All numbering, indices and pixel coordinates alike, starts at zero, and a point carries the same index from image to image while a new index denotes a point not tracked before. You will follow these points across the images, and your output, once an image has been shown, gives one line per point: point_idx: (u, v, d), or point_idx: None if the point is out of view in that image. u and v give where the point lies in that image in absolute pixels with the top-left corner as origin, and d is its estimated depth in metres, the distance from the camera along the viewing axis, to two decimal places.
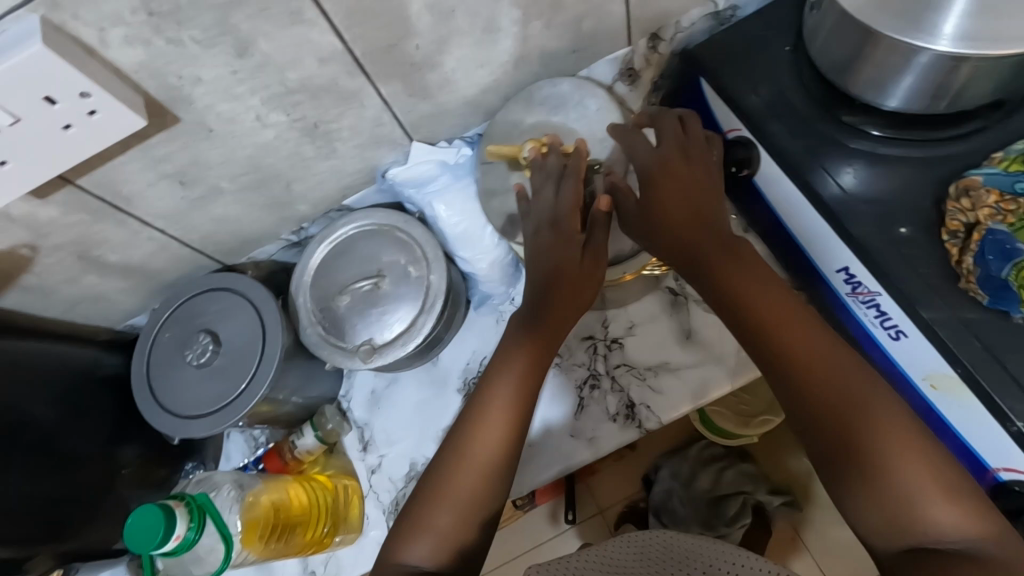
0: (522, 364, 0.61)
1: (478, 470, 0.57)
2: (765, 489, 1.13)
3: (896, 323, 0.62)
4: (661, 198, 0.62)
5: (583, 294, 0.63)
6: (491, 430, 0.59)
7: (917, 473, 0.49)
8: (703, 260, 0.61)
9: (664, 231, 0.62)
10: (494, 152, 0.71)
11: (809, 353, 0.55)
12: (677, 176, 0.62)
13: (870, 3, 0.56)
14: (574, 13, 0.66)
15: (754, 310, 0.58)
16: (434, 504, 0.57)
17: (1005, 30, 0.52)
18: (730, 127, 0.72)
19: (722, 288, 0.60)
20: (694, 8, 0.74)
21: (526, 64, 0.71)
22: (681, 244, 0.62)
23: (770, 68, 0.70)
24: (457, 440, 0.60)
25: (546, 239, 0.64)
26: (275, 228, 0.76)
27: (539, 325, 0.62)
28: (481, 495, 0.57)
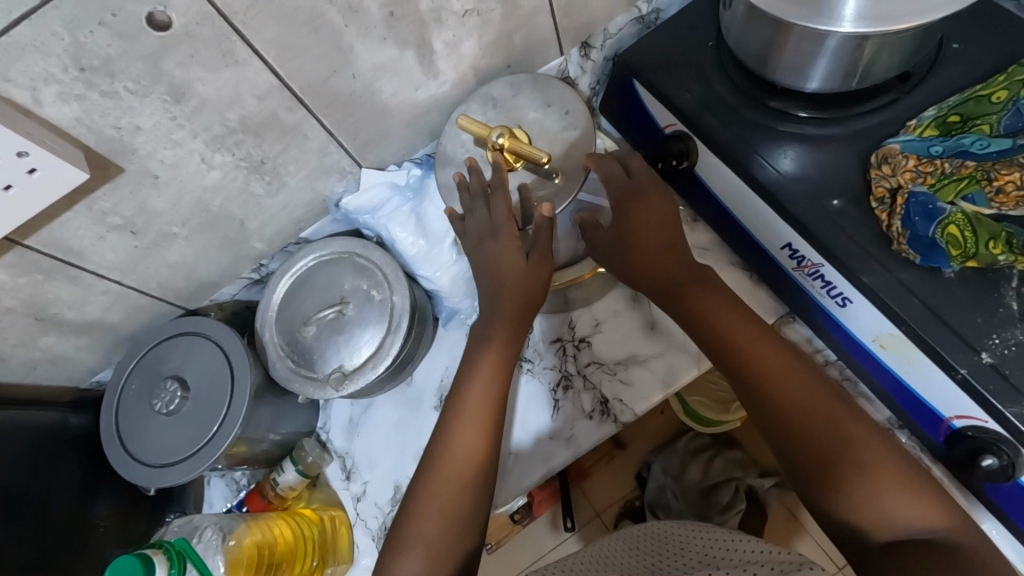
0: (489, 361, 0.64)
1: (461, 475, 0.59)
2: (755, 472, 1.15)
3: (841, 291, 0.65)
4: (635, 228, 0.66)
5: (531, 293, 0.66)
6: (468, 431, 0.61)
7: (882, 471, 0.51)
8: (678, 281, 0.65)
9: (636, 260, 0.66)
10: (464, 124, 0.67)
11: (779, 361, 0.58)
12: (650, 205, 0.67)
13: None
14: (503, 29, 0.69)
15: (725, 325, 0.61)
16: (419, 504, 0.58)
17: (902, 7, 0.55)
18: (667, 123, 0.76)
19: (695, 312, 0.63)
20: (619, 15, 0.78)
21: (465, 83, 0.73)
22: (652, 273, 0.66)
23: (696, 65, 0.74)
24: (436, 446, 0.61)
25: (491, 250, 0.66)
26: (234, 268, 0.76)
27: (499, 331, 0.65)
28: (463, 494, 0.58)
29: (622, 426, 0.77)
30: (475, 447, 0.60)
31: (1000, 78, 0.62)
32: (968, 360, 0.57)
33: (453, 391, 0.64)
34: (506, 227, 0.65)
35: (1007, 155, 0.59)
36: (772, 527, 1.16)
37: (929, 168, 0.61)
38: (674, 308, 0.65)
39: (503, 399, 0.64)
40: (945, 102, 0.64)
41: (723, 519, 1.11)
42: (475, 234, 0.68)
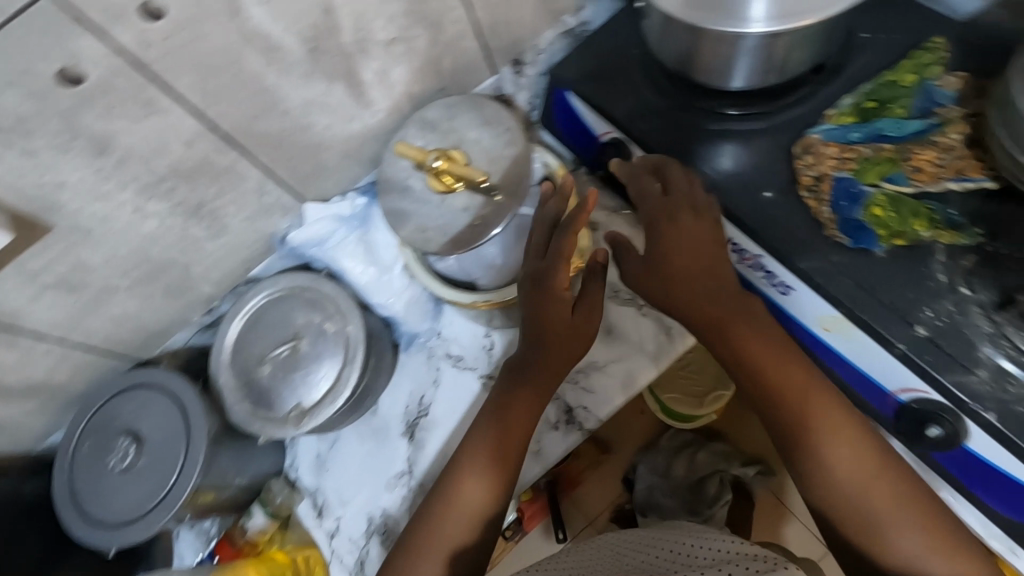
0: (518, 411, 0.63)
1: (469, 515, 0.59)
2: (739, 462, 1.15)
3: (782, 279, 0.67)
4: (667, 251, 0.60)
5: (571, 342, 0.63)
6: (478, 482, 0.60)
7: (918, 528, 0.50)
8: (717, 301, 0.58)
9: (679, 283, 0.59)
10: (399, 150, 0.67)
11: (815, 391, 0.54)
12: (688, 224, 0.60)
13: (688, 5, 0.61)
14: (430, 54, 0.70)
15: (763, 352, 0.56)
16: (422, 549, 0.59)
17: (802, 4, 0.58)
18: (604, 131, 0.77)
19: (734, 349, 0.57)
20: (545, 31, 0.80)
21: (399, 109, 0.73)
22: (691, 300, 0.58)
23: (624, 73, 0.76)
24: (445, 488, 0.61)
25: (544, 299, 0.63)
26: (183, 315, 0.75)
27: (530, 380, 0.64)
28: (466, 538, 0.59)
29: (590, 433, 0.77)
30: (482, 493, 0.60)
31: (907, 62, 0.67)
32: (905, 335, 0.58)
33: (468, 441, 0.63)
34: (562, 276, 0.63)
35: (921, 135, 0.63)
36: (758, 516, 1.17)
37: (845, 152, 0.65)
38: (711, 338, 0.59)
39: (517, 455, 0.62)
40: (860, 88, 0.67)
41: (710, 513, 1.11)
42: (528, 271, 0.65)
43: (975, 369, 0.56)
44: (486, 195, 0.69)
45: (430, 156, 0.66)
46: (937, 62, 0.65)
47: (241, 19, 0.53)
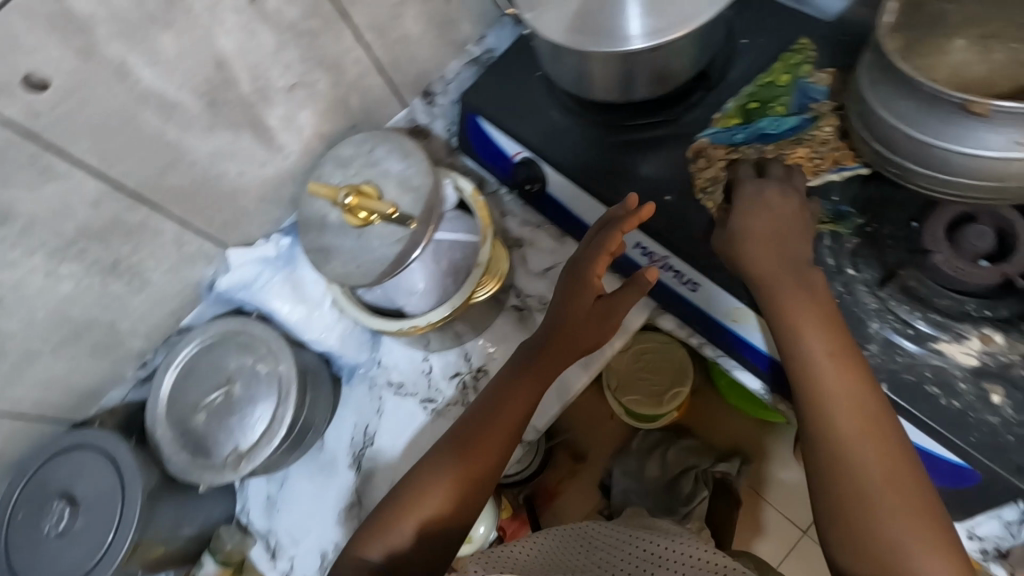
0: (519, 398, 0.63)
1: (455, 489, 0.60)
2: (710, 459, 1.16)
3: (689, 277, 0.70)
4: (744, 228, 0.59)
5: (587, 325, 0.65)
6: (472, 463, 0.61)
7: (917, 525, 0.47)
8: (770, 281, 0.57)
9: (743, 257, 0.59)
10: (312, 191, 0.69)
11: (852, 384, 0.52)
12: (771, 201, 0.60)
13: (571, 32, 0.65)
14: (334, 94, 0.72)
15: (805, 335, 0.54)
16: (402, 514, 0.60)
17: (673, 16, 0.63)
18: (514, 151, 0.80)
19: (783, 314, 0.56)
20: (451, 61, 0.84)
21: (313, 149, 0.76)
22: (755, 269, 0.58)
23: (529, 95, 0.80)
24: (434, 462, 0.62)
25: (568, 291, 0.64)
26: (116, 371, 0.75)
27: (535, 370, 0.64)
28: (443, 513, 0.60)
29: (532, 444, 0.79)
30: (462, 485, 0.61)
31: (778, 64, 0.73)
32: None
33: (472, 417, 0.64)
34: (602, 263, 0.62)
35: (798, 131, 0.68)
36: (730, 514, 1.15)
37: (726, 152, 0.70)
38: (770, 304, 0.57)
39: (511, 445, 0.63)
40: (741, 91, 0.72)
41: (687, 510, 1.10)
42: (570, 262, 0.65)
43: (867, 344, 0.59)
44: (401, 225, 0.70)
45: (341, 192, 0.68)
46: (806, 62, 0.72)
47: (131, 82, 0.55)
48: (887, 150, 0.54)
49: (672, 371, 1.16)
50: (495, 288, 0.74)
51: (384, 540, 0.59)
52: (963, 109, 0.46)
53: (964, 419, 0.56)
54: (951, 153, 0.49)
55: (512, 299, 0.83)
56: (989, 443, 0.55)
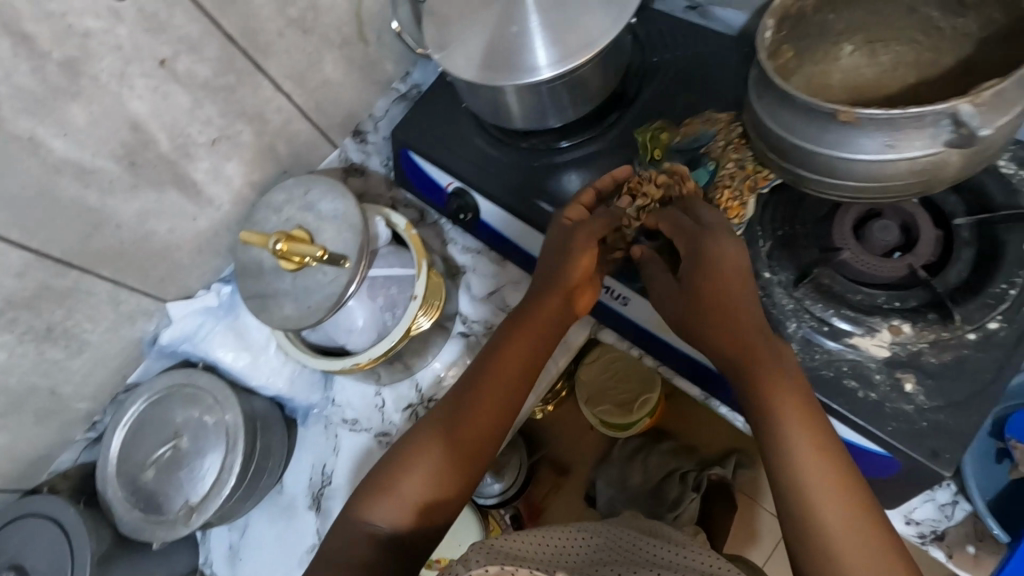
0: (517, 355, 0.62)
1: (458, 442, 0.59)
2: (692, 463, 1.16)
3: (619, 291, 0.70)
4: (695, 282, 0.55)
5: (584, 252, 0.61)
6: (476, 420, 0.60)
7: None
8: (737, 332, 0.54)
9: (708, 306, 0.55)
10: (245, 239, 0.71)
11: (830, 481, 0.49)
12: (721, 263, 0.55)
13: (481, 69, 0.66)
14: (261, 142, 0.74)
15: (770, 390, 0.52)
16: (406, 471, 0.59)
17: (575, 42, 0.64)
18: (447, 182, 0.82)
19: (751, 366, 0.53)
20: (378, 99, 0.85)
21: (245, 197, 0.77)
22: (719, 323, 0.55)
23: (456, 126, 0.82)
24: (440, 419, 0.61)
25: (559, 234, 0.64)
26: (63, 435, 0.75)
27: (536, 321, 0.62)
28: (449, 464, 0.59)
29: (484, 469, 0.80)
30: (459, 449, 0.59)
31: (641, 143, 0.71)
32: None
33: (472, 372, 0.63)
34: (573, 210, 0.65)
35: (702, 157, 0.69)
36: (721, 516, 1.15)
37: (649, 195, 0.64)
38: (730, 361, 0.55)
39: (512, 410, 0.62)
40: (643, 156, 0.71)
41: (676, 513, 1.08)
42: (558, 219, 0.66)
43: None
44: (335, 266, 0.71)
45: (270, 239, 0.70)
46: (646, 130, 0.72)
47: (44, 153, 0.57)
48: (781, 159, 0.56)
49: (641, 379, 1.17)
50: (436, 317, 0.75)
51: (378, 511, 0.57)
52: (835, 118, 0.49)
53: (882, 410, 0.57)
54: (833, 159, 0.51)
55: (458, 325, 0.84)
56: (907, 432, 0.56)
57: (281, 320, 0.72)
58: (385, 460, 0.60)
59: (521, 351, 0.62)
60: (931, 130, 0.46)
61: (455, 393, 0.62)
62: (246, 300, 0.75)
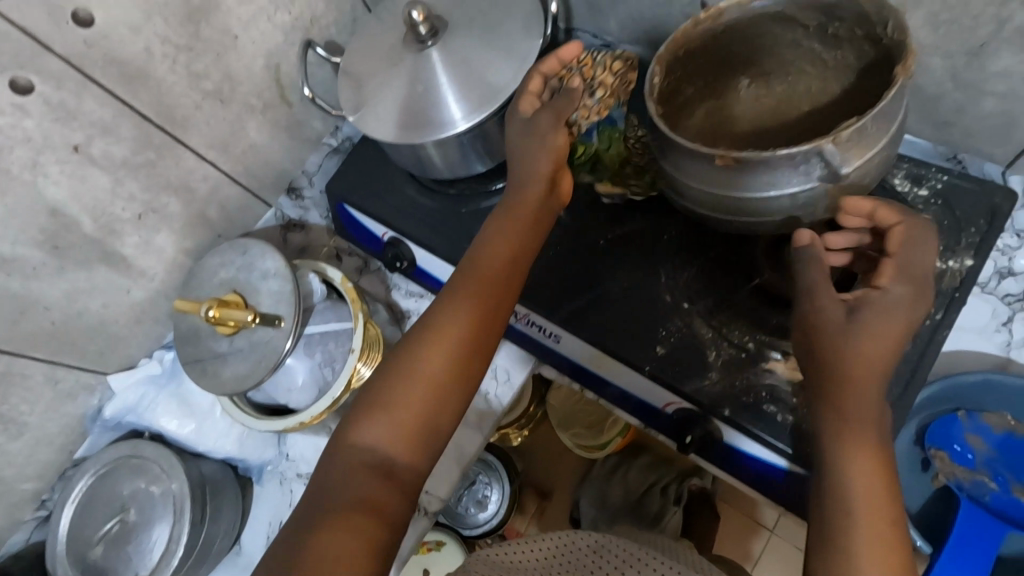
0: (501, 256, 0.59)
1: (450, 342, 0.56)
2: (671, 477, 1.15)
3: (550, 330, 0.71)
4: (854, 326, 0.49)
5: (556, 135, 0.61)
6: (466, 316, 0.57)
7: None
8: (862, 352, 0.48)
9: (852, 331, 0.49)
10: (180, 307, 0.73)
11: (877, 498, 0.46)
12: (890, 315, 0.49)
13: (394, 129, 0.68)
14: (189, 210, 0.75)
15: (858, 391, 0.48)
16: (399, 378, 0.56)
17: (481, 96, 0.66)
18: (382, 232, 0.82)
19: (856, 368, 0.48)
20: (310, 155, 0.87)
21: (181, 264, 0.78)
22: (849, 349, 0.49)
23: (388, 177, 0.83)
24: (428, 318, 0.58)
25: (542, 123, 0.62)
26: (10, 517, 0.75)
27: (517, 210, 0.61)
28: (446, 370, 0.56)
29: (438, 515, 0.79)
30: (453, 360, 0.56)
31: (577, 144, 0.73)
32: (648, 357, 0.65)
33: (457, 273, 0.60)
34: (527, 101, 0.64)
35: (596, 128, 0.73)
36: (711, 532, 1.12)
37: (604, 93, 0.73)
38: (830, 370, 0.49)
39: (500, 310, 0.59)
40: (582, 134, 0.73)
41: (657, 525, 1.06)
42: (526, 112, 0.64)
43: (709, 373, 0.63)
44: (271, 326, 0.72)
45: (202, 306, 0.71)
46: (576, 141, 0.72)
47: None
48: (677, 197, 0.58)
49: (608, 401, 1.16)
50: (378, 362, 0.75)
51: (372, 434, 0.54)
52: (715, 161, 0.51)
53: (799, 431, 0.59)
54: (721, 197, 0.53)
55: None
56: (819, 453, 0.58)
57: (219, 383, 0.73)
58: (369, 383, 0.57)
59: (504, 251, 0.60)
60: (802, 168, 0.49)
61: (439, 303, 0.58)
62: (185, 365, 0.75)
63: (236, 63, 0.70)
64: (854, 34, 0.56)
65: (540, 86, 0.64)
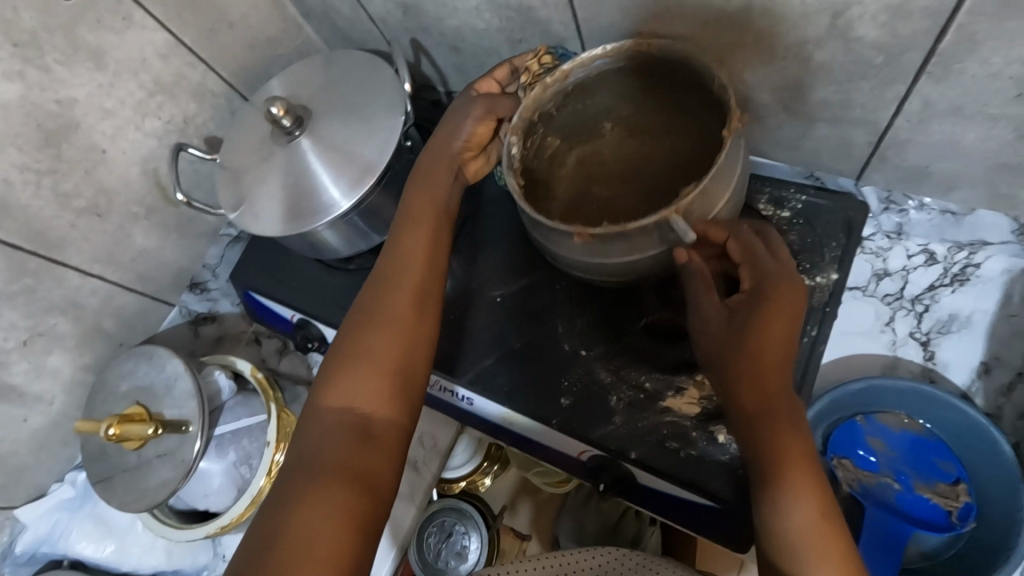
0: (425, 230, 0.61)
1: (404, 305, 0.58)
2: None
3: (462, 394, 0.71)
4: (750, 325, 0.50)
5: (481, 126, 0.62)
6: (414, 279, 0.59)
7: (829, 544, 0.45)
8: (760, 334, 0.49)
9: (750, 331, 0.50)
10: (81, 429, 0.71)
11: (798, 459, 0.48)
12: (778, 311, 0.50)
13: (273, 221, 0.68)
14: (81, 326, 0.74)
15: (766, 356, 0.49)
16: (363, 343, 0.57)
17: (352, 178, 0.67)
18: (290, 315, 0.80)
19: (755, 354, 0.49)
20: (209, 248, 0.86)
21: (82, 379, 0.76)
22: (747, 350, 0.49)
23: (287, 259, 0.82)
24: (377, 283, 0.59)
25: (467, 122, 0.62)
26: None
27: (434, 176, 0.62)
28: (410, 327, 0.57)
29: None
30: (409, 326, 0.57)
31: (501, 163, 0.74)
32: (554, 411, 0.66)
33: (390, 248, 0.61)
34: (485, 84, 0.64)
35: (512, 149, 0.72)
36: (711, 558, 0.81)
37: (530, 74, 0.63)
38: (733, 357, 0.50)
39: (439, 273, 0.61)
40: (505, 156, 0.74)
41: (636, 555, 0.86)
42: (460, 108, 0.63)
43: (612, 418, 0.64)
44: (177, 432, 0.70)
45: (101, 425, 0.69)
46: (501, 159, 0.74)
47: None
48: (559, 266, 0.59)
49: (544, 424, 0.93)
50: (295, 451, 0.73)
51: (345, 399, 0.54)
52: (575, 238, 0.53)
53: (701, 464, 0.61)
54: (595, 263, 0.55)
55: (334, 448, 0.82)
56: (724, 483, 0.59)
57: (129, 500, 0.70)
58: (328, 360, 0.57)
59: (427, 221, 0.61)
60: (655, 235, 0.52)
61: (380, 277, 0.60)
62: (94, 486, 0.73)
63: (108, 176, 0.70)
64: (687, 81, 0.57)
65: (504, 77, 0.65)
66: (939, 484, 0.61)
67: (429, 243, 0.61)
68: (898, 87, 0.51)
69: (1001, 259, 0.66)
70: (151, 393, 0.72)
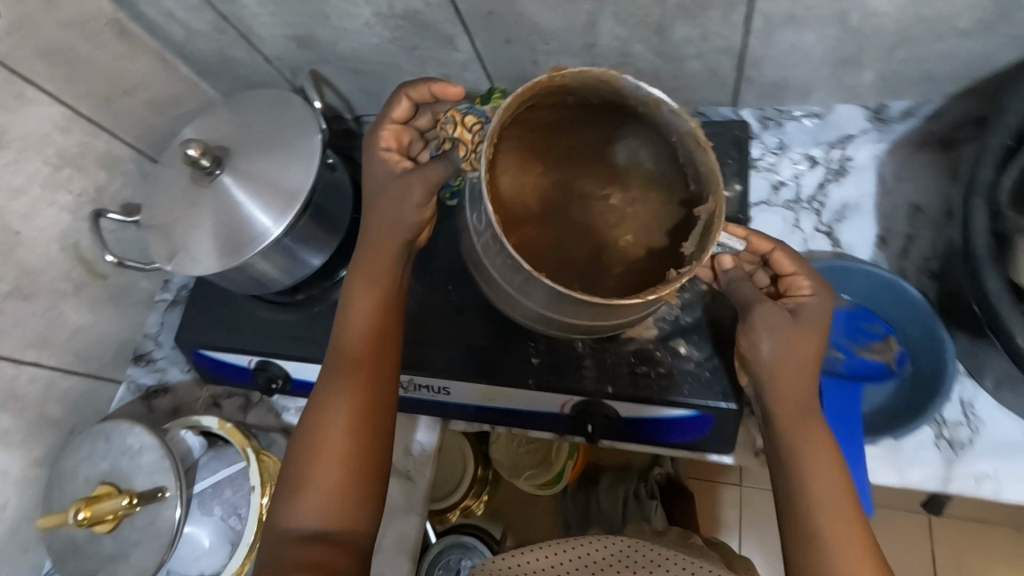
0: (365, 314, 0.59)
1: (357, 403, 0.57)
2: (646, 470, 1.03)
3: (437, 385, 0.72)
4: (790, 338, 0.53)
5: (420, 209, 0.57)
6: (358, 371, 0.58)
7: (844, 534, 0.49)
8: (799, 349, 0.53)
9: (790, 347, 0.53)
10: (44, 525, 0.65)
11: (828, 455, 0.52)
12: (810, 327, 0.54)
13: (211, 261, 0.68)
14: (25, 420, 0.70)
15: (793, 363, 0.53)
16: (315, 453, 0.56)
17: (281, 200, 0.69)
18: (248, 360, 0.78)
19: (786, 362, 0.53)
20: (147, 316, 0.84)
21: (35, 477, 0.71)
22: (784, 355, 0.53)
23: (231, 302, 0.80)
24: (329, 377, 0.59)
25: (407, 205, 0.57)
26: None
27: (369, 245, 0.60)
28: (362, 427, 0.57)
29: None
30: (356, 425, 0.57)
31: None
32: (528, 372, 0.68)
33: (338, 338, 0.60)
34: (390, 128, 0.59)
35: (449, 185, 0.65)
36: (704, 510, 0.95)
37: (466, 147, 0.47)
38: (769, 360, 0.54)
39: (384, 359, 0.60)
40: None
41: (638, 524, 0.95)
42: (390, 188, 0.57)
43: (583, 363, 0.67)
44: (154, 500, 0.67)
45: (68, 512, 0.64)
46: None
47: None
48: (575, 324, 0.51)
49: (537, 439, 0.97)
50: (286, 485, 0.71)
51: (304, 513, 0.55)
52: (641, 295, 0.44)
53: (672, 379, 0.65)
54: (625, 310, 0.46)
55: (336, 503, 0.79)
56: (699, 389, 0.64)
57: None
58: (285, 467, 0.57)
59: (367, 304, 0.60)
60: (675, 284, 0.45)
61: (331, 369, 0.59)
62: None
63: (28, 256, 0.68)
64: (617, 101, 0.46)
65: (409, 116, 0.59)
66: (874, 344, 0.68)
67: (374, 326, 0.60)
68: (740, 9, 0.59)
69: (868, 147, 0.76)
70: (116, 468, 0.69)
